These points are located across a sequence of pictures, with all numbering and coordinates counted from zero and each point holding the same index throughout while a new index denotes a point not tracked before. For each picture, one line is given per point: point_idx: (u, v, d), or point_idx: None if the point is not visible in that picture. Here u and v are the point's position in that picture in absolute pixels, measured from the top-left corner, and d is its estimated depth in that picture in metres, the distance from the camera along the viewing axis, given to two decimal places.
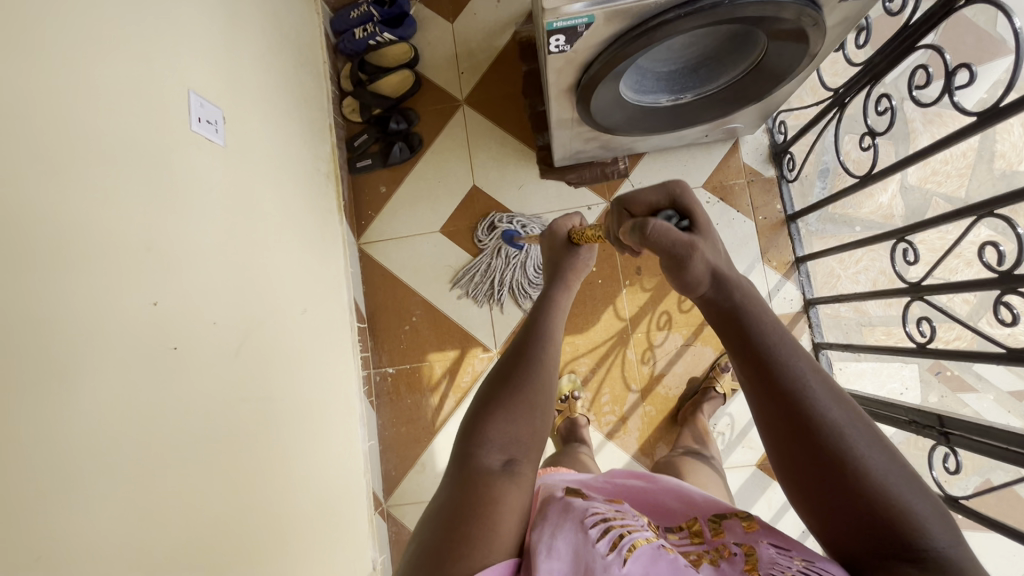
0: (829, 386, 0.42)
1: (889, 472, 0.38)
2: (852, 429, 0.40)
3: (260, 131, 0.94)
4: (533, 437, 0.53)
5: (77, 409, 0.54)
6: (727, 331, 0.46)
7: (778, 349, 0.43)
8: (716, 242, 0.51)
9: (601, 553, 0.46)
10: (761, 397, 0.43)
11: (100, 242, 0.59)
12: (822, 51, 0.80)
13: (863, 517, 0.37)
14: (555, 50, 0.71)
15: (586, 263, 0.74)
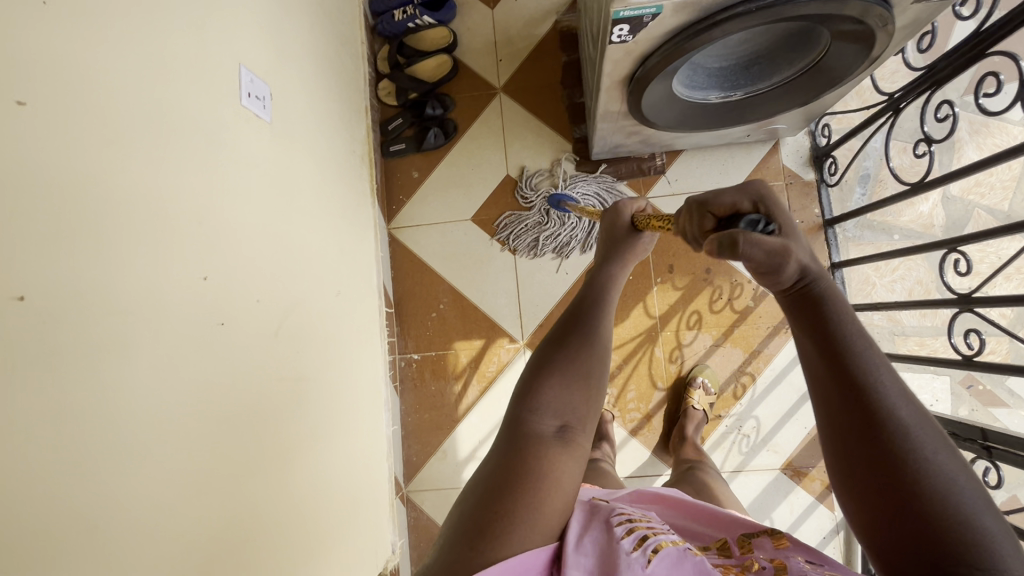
0: (901, 386, 0.40)
1: (957, 481, 0.36)
2: (921, 431, 0.38)
3: (304, 109, 0.93)
4: (585, 410, 0.55)
5: (135, 380, 0.54)
6: (800, 319, 0.44)
7: (855, 343, 0.41)
8: (803, 245, 0.45)
9: (626, 550, 0.47)
10: (827, 388, 0.41)
11: (159, 212, 0.59)
12: (884, 54, 0.79)
13: (919, 525, 0.36)
14: (616, 39, 0.70)
15: (647, 247, 0.73)
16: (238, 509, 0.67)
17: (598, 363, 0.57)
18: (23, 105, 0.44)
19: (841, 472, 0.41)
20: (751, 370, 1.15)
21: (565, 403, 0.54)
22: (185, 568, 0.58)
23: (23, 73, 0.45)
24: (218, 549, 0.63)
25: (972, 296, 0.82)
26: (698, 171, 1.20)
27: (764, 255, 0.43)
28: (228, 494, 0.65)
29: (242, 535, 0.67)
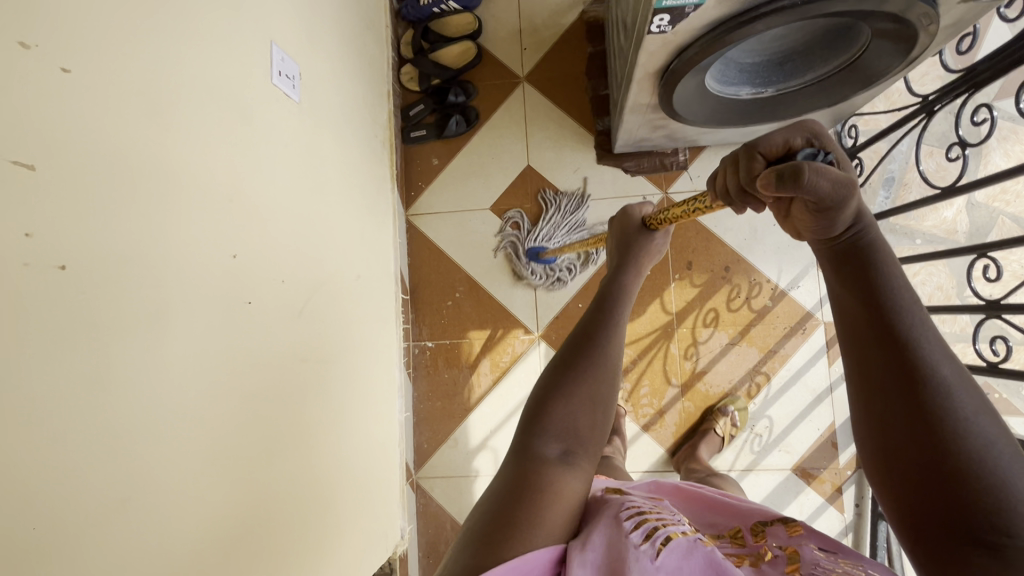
0: (943, 347, 0.37)
1: (997, 445, 0.34)
2: (963, 393, 0.35)
3: (330, 92, 0.93)
4: (592, 436, 0.51)
5: (166, 354, 0.54)
6: (843, 272, 0.41)
7: (900, 299, 0.38)
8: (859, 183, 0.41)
9: (634, 544, 0.45)
10: (867, 341, 0.39)
11: (193, 188, 0.59)
12: (922, 55, 0.78)
13: (952, 491, 0.33)
14: (655, 30, 0.69)
15: (660, 249, 0.69)
16: (261, 488, 0.67)
17: (608, 383, 0.53)
18: (66, 72, 0.44)
19: (871, 438, 0.38)
20: (766, 370, 1.15)
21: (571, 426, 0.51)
22: (209, 543, 0.58)
23: (67, 41, 0.44)
24: (240, 526, 0.63)
25: (1000, 303, 0.82)
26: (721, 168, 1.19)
27: (833, 184, 0.38)
28: (253, 472, 0.66)
29: (263, 514, 0.67)
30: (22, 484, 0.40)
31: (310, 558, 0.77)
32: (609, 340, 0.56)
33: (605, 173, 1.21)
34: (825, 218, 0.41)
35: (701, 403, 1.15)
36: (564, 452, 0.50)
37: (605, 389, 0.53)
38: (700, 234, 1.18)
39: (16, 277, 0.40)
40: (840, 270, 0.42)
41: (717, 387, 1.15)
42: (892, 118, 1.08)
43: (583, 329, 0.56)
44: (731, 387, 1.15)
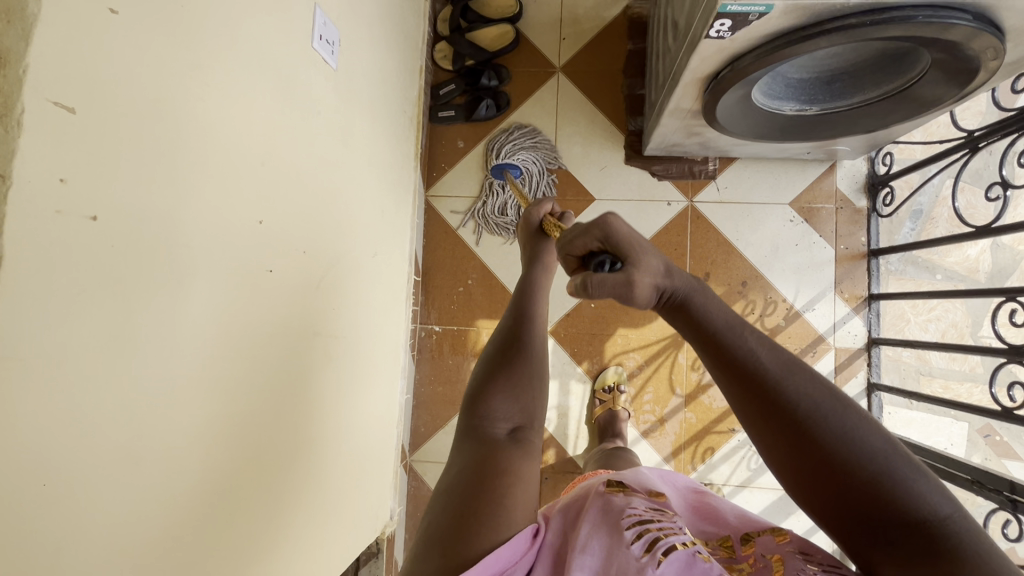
0: (784, 360, 0.43)
1: (857, 442, 0.39)
2: (813, 402, 0.41)
3: (367, 62, 0.90)
4: (532, 409, 0.55)
5: (185, 317, 0.52)
6: (683, 322, 0.48)
7: (732, 334, 0.45)
8: (653, 263, 0.49)
9: (635, 556, 0.42)
10: (727, 386, 0.45)
11: (226, 148, 0.57)
12: (975, 91, 0.77)
13: (848, 494, 0.38)
14: (713, 34, 0.67)
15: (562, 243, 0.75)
16: (265, 459, 0.67)
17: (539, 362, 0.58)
18: (114, 13, 0.42)
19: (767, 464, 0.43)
20: None
21: (512, 404, 0.54)
22: (211, 512, 0.57)
23: None
24: (240, 497, 0.62)
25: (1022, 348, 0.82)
26: (749, 182, 1.20)
27: (610, 292, 0.48)
28: (259, 442, 0.65)
29: (263, 487, 0.67)
30: (37, 441, 0.39)
31: (303, 534, 0.77)
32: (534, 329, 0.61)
33: (632, 174, 1.20)
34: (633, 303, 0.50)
35: (702, 415, 1.15)
36: (511, 429, 0.53)
37: (537, 368, 0.58)
38: (720, 245, 1.20)
39: (48, 225, 0.38)
40: (680, 321, 0.49)
41: (721, 402, 1.15)
42: (929, 151, 1.08)
43: (502, 337, 0.59)
44: None
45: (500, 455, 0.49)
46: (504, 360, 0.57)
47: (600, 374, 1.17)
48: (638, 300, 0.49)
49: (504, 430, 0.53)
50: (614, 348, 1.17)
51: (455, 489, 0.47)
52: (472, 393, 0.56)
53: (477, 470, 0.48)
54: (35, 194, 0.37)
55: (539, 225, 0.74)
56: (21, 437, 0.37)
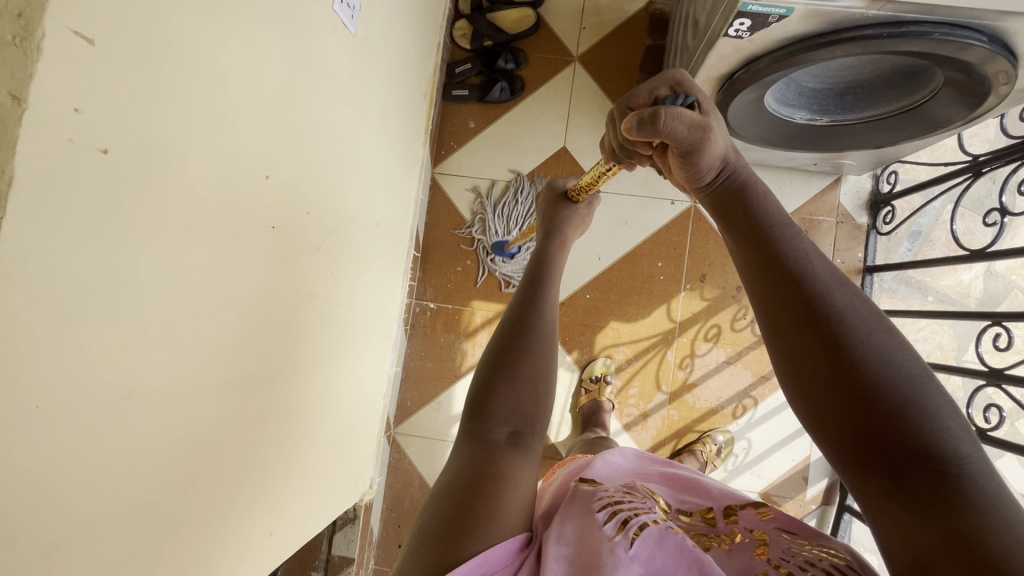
0: (827, 267, 0.46)
1: (895, 360, 0.41)
2: (858, 313, 0.43)
3: (386, 30, 0.90)
4: (534, 412, 0.56)
5: (188, 260, 0.53)
6: (736, 219, 0.50)
7: (779, 237, 0.48)
8: (719, 126, 0.51)
9: (607, 537, 0.43)
10: (772, 289, 0.47)
11: (238, 102, 0.57)
12: (985, 115, 0.78)
13: (871, 413, 0.40)
14: (731, 33, 0.67)
15: (585, 217, 0.78)
16: (255, 411, 0.68)
17: (543, 359, 0.58)
18: None
19: (791, 373, 0.45)
20: (755, 395, 1.16)
21: (514, 411, 0.54)
22: (197, 456, 0.59)
23: None
24: (225, 448, 0.63)
25: (1003, 372, 0.84)
26: None
27: (684, 127, 0.48)
28: (249, 392, 0.67)
29: (252, 437, 0.68)
30: (40, 363, 0.40)
31: (283, 490, 0.78)
32: (540, 320, 0.61)
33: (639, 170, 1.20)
34: (690, 161, 0.51)
35: (686, 413, 1.17)
36: (510, 433, 0.53)
37: (541, 366, 0.58)
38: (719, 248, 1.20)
39: (62, 154, 0.38)
40: (734, 213, 0.51)
41: (705, 402, 1.16)
42: (935, 172, 1.08)
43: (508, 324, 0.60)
44: (717, 404, 1.17)
45: (496, 461, 0.50)
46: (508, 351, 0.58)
47: (589, 364, 1.18)
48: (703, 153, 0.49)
49: (502, 433, 0.53)
50: (605, 341, 1.18)
51: (451, 498, 0.48)
52: (472, 395, 0.56)
53: (474, 477, 0.49)
54: (51, 118, 0.37)
55: (562, 192, 0.78)
56: (23, 359, 0.38)
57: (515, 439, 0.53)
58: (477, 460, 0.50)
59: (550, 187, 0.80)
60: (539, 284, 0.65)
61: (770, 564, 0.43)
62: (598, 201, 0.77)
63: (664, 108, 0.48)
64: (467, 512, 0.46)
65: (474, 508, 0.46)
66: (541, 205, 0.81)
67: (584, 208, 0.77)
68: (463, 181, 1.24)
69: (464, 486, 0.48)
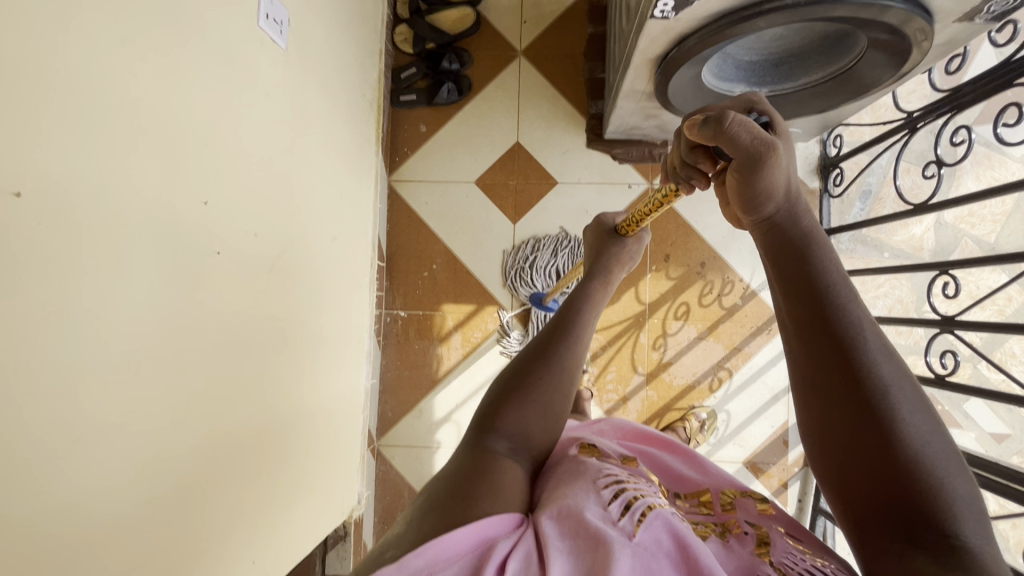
0: (880, 336, 0.39)
1: (928, 442, 0.36)
2: (898, 389, 0.38)
3: (320, 43, 0.90)
4: (538, 436, 0.55)
5: (124, 297, 0.52)
6: (785, 260, 0.43)
7: (833, 285, 0.41)
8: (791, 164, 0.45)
9: (613, 517, 0.44)
10: (809, 339, 0.41)
11: (159, 128, 0.55)
12: (913, 72, 0.80)
13: (894, 492, 0.36)
14: (658, 14, 0.68)
15: (632, 254, 0.75)
16: (220, 440, 0.67)
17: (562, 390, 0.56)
18: None
19: (813, 431, 0.41)
20: (729, 366, 1.18)
21: (521, 424, 0.54)
22: (156, 495, 0.57)
23: None
24: (190, 482, 0.62)
25: (954, 320, 0.86)
26: None
27: (750, 139, 0.42)
28: (212, 423, 0.65)
29: (221, 469, 0.67)
30: None
31: (260, 518, 0.77)
32: (565, 343, 0.59)
33: (593, 157, 1.21)
34: (749, 179, 0.43)
35: (664, 393, 1.18)
36: (511, 445, 0.53)
37: (557, 391, 0.56)
38: (680, 228, 1.20)
39: None
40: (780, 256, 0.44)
41: (681, 379, 1.18)
42: (874, 131, 1.11)
43: (532, 346, 0.59)
44: (693, 379, 1.18)
45: (495, 465, 0.50)
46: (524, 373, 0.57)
47: None
48: (761, 178, 0.43)
49: (504, 446, 0.52)
50: None
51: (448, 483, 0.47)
52: (485, 403, 0.56)
53: (473, 472, 0.48)
54: None
55: (613, 230, 0.77)
56: None
57: (516, 453, 0.53)
58: (479, 458, 0.50)
59: (599, 224, 0.79)
60: (573, 305, 0.64)
61: (770, 564, 0.42)
62: (647, 236, 0.75)
63: (734, 115, 0.42)
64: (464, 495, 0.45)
65: (470, 494, 0.45)
66: (589, 238, 0.80)
67: (632, 243, 0.75)
68: (419, 186, 1.24)
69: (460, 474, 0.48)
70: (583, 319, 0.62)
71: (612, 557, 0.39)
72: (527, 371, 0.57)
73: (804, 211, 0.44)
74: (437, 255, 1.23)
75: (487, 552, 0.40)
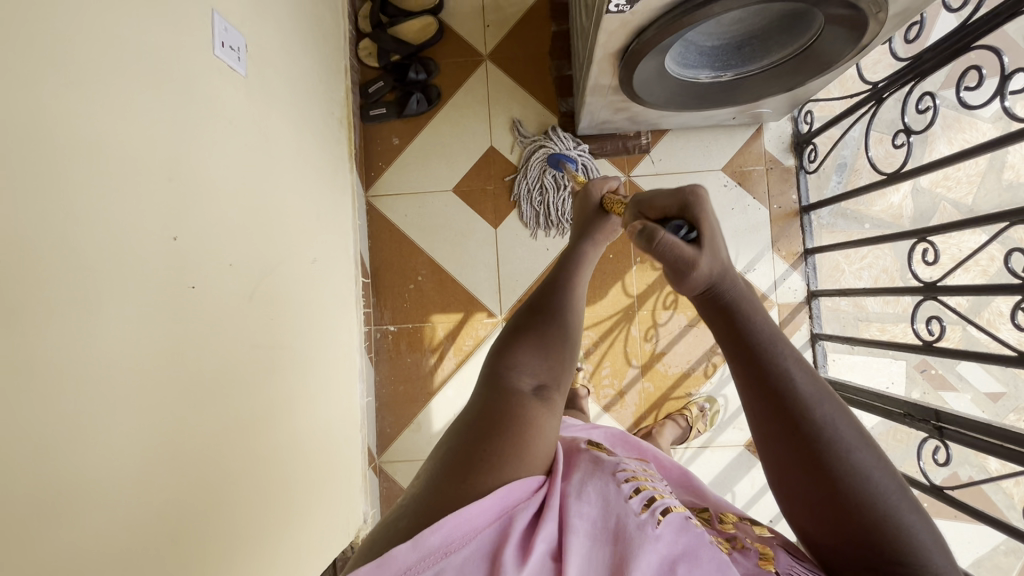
0: (815, 382, 0.39)
1: (877, 479, 0.36)
2: (842, 433, 0.37)
3: (282, 66, 0.89)
4: (562, 373, 0.52)
5: (94, 342, 0.51)
6: (719, 325, 0.42)
7: (762, 341, 0.40)
8: (722, 252, 0.43)
9: (635, 511, 0.41)
10: (751, 393, 0.40)
11: (118, 168, 0.55)
12: (873, 43, 0.80)
13: (853, 534, 0.36)
14: (613, 9, 0.68)
15: (618, 226, 0.69)
16: (214, 476, 0.66)
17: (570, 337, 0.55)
18: None
19: (770, 479, 0.41)
20: (722, 351, 1.18)
21: (541, 363, 0.51)
22: (149, 537, 0.56)
23: None
24: (184, 521, 0.61)
25: (938, 286, 0.86)
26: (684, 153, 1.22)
27: (673, 259, 0.42)
28: (202, 459, 0.64)
29: (216, 505, 0.67)
30: None
31: (263, 549, 0.76)
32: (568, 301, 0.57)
33: None
34: (678, 279, 0.43)
35: (660, 383, 1.18)
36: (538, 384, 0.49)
37: (569, 331, 0.55)
38: None
39: None
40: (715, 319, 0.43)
41: (676, 368, 1.18)
42: (844, 104, 1.11)
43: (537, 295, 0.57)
44: (688, 366, 1.18)
45: (527, 405, 0.46)
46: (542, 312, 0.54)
47: None
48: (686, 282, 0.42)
49: (531, 384, 0.49)
50: None
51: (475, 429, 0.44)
52: (500, 343, 0.53)
53: (502, 415, 0.45)
54: None
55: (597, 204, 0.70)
56: None
57: (542, 392, 0.49)
58: (507, 397, 0.47)
59: (584, 195, 0.72)
60: (565, 281, 0.59)
61: None
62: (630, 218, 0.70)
63: (661, 234, 0.41)
64: (492, 444, 0.43)
65: (498, 443, 0.43)
66: (575, 209, 0.74)
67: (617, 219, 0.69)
68: (397, 199, 1.23)
69: (481, 419, 0.45)
70: (574, 285, 0.60)
71: (630, 554, 0.38)
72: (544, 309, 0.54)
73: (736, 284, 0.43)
74: (421, 267, 1.22)
75: (508, 527, 0.40)
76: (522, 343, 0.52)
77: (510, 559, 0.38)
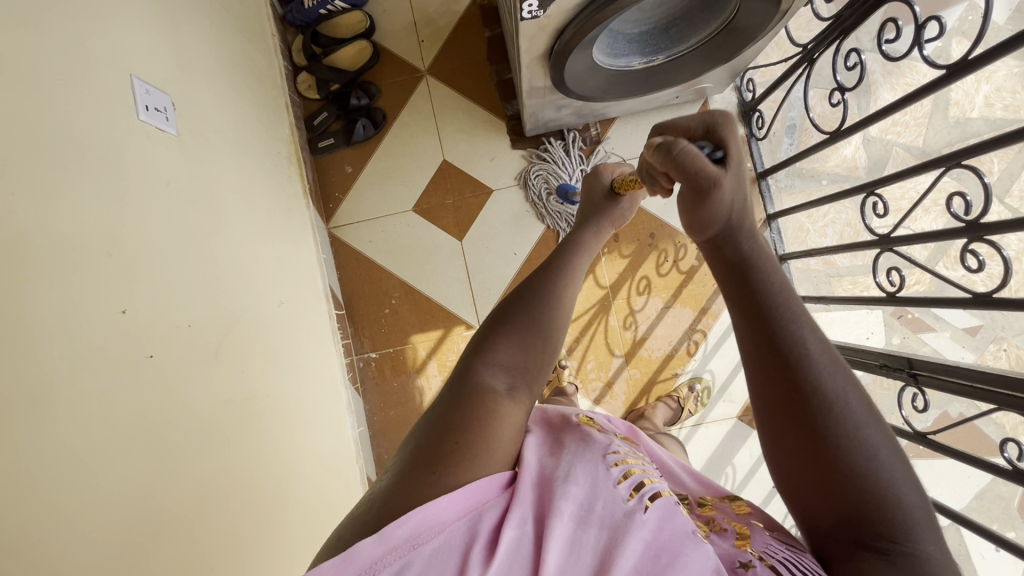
0: (828, 353, 0.41)
1: (879, 449, 0.37)
2: (847, 402, 0.39)
3: (217, 115, 0.89)
4: (532, 372, 0.52)
5: (55, 431, 0.51)
6: (730, 277, 0.45)
7: (776, 298, 0.43)
8: (744, 190, 0.47)
9: (622, 499, 0.41)
10: (760, 349, 0.42)
11: (51, 253, 0.55)
12: (793, 8, 0.80)
13: (846, 507, 0.37)
14: (527, 15, 0.68)
15: (626, 212, 0.75)
16: (204, 537, 0.66)
17: (546, 329, 0.55)
18: None
19: (777, 452, 0.41)
20: (701, 328, 1.19)
21: (514, 362, 0.51)
22: None
23: None
24: None
25: (891, 237, 0.86)
26: (634, 137, 1.21)
27: (696, 171, 0.44)
28: (187, 525, 0.64)
29: (210, 566, 0.66)
30: None
31: None
32: (556, 283, 0.59)
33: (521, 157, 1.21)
34: (697, 209, 0.46)
35: (646, 368, 1.19)
36: (508, 382, 0.49)
37: (545, 321, 0.55)
38: None
39: None
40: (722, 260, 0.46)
41: (660, 351, 1.19)
42: (784, 67, 1.12)
43: (514, 292, 0.58)
44: (671, 348, 1.19)
45: (494, 405, 0.46)
46: (521, 308, 0.55)
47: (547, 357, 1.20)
48: (706, 207, 0.45)
49: (502, 382, 0.49)
50: None
51: (440, 425, 0.44)
52: (476, 340, 0.54)
53: (468, 410, 0.45)
54: None
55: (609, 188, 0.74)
56: None
57: (512, 390, 0.49)
58: (476, 394, 0.47)
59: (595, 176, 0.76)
60: (563, 256, 0.63)
61: (756, 556, 0.39)
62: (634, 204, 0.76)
63: (683, 145, 0.44)
64: (457, 439, 0.42)
65: (465, 438, 0.43)
66: (584, 193, 0.78)
67: (626, 201, 0.74)
68: (358, 225, 1.23)
69: (452, 412, 0.45)
70: (573, 260, 0.64)
71: (619, 544, 0.38)
72: (520, 306, 0.55)
73: (747, 236, 0.46)
74: (394, 289, 1.22)
75: (477, 525, 0.39)
76: (495, 342, 0.52)
77: (477, 560, 0.37)
